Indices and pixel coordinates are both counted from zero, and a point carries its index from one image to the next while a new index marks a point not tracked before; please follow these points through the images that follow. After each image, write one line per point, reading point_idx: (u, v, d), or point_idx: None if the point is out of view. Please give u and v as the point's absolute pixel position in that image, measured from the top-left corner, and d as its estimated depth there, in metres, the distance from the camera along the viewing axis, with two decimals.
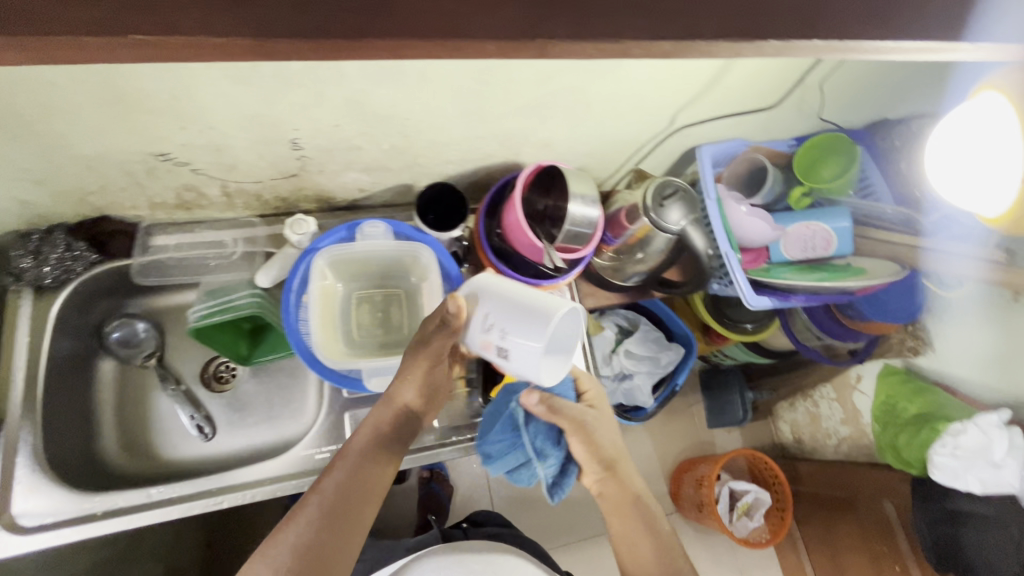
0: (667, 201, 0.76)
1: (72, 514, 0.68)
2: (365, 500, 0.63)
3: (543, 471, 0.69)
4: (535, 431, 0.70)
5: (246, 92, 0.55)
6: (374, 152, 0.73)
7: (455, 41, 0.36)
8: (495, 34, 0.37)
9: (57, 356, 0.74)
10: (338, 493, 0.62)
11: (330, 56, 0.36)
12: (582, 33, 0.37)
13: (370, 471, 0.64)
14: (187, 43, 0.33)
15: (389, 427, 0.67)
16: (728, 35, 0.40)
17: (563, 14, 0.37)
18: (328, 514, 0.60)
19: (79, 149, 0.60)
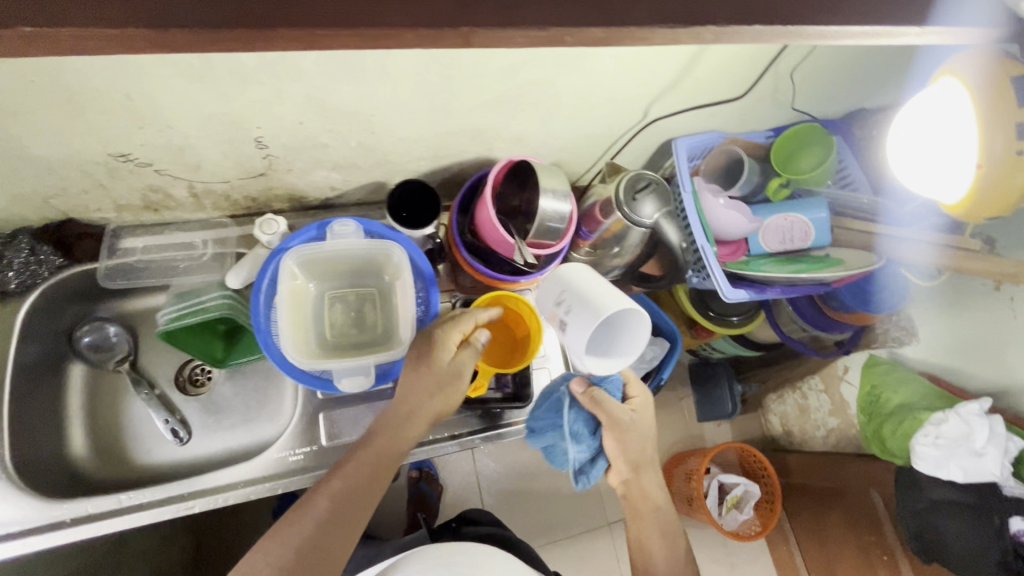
0: (640, 194, 0.76)
1: (39, 521, 0.67)
2: (365, 507, 0.65)
3: (575, 454, 0.72)
4: (577, 419, 0.73)
5: (201, 89, 0.55)
6: (342, 149, 0.72)
7: (373, 30, 0.36)
8: (415, 23, 0.36)
9: (26, 362, 0.73)
10: (340, 501, 0.64)
11: (244, 48, 0.35)
12: (509, 21, 0.37)
13: (370, 478, 0.65)
14: (90, 36, 0.32)
15: (394, 436, 0.67)
16: (663, 21, 0.39)
17: (488, 4, 0.37)
18: (329, 522, 0.63)
19: (36, 151, 0.59)
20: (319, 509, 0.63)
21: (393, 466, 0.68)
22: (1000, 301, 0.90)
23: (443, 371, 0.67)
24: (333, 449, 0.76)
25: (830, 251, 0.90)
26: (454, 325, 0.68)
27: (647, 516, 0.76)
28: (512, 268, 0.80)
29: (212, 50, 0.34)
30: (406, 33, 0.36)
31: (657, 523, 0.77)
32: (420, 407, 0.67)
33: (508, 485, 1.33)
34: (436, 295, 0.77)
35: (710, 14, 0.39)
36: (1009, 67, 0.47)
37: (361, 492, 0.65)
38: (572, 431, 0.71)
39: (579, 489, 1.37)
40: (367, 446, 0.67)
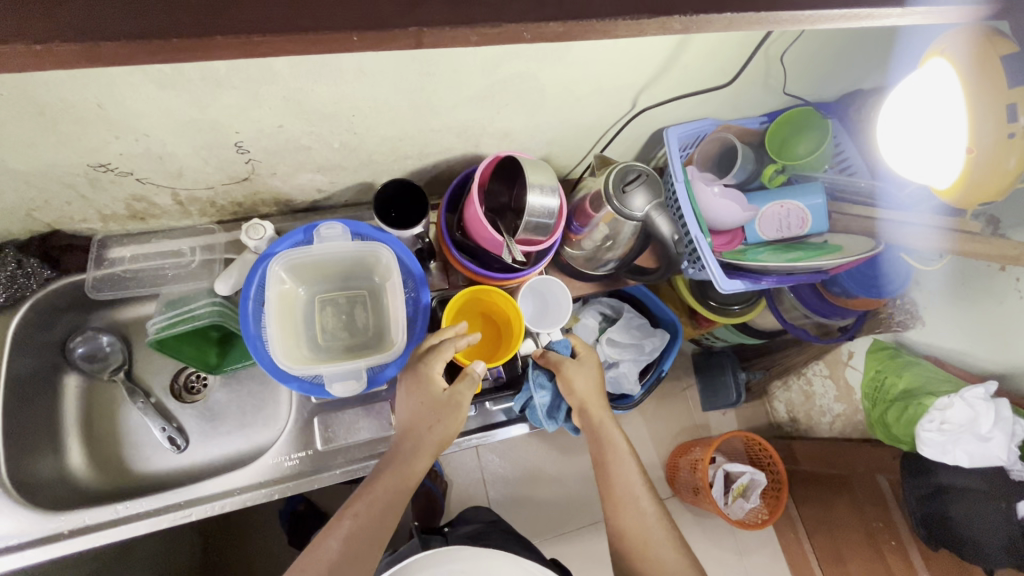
0: (630, 187, 0.74)
1: (39, 534, 0.68)
2: (381, 539, 0.65)
3: (537, 400, 0.79)
4: (535, 371, 0.81)
5: (174, 96, 0.54)
6: (325, 151, 0.71)
7: (321, 33, 0.34)
8: (359, 25, 0.35)
9: (19, 375, 0.74)
10: (353, 540, 0.63)
11: (187, 58, 0.34)
12: (458, 19, 0.36)
13: (384, 505, 0.66)
14: (27, 53, 0.31)
15: (405, 463, 0.69)
16: (628, 12, 0.38)
17: (436, 3, 0.36)
18: (344, 561, 0.62)
19: (12, 164, 0.59)
20: (333, 550, 0.63)
21: (405, 501, 0.68)
22: (1006, 283, 0.88)
23: (440, 400, 0.70)
24: (328, 453, 0.76)
25: (828, 238, 0.88)
26: (437, 356, 0.70)
27: (602, 447, 0.76)
28: (502, 265, 0.78)
29: (144, 61, 0.33)
30: (349, 34, 0.35)
31: (613, 453, 0.75)
32: (423, 440, 0.70)
33: (512, 481, 1.33)
34: (427, 296, 0.76)
35: (677, 4, 0.38)
36: (1000, 46, 0.45)
37: (374, 529, 0.65)
38: (530, 381, 0.80)
39: (583, 482, 1.37)
40: (376, 483, 0.68)
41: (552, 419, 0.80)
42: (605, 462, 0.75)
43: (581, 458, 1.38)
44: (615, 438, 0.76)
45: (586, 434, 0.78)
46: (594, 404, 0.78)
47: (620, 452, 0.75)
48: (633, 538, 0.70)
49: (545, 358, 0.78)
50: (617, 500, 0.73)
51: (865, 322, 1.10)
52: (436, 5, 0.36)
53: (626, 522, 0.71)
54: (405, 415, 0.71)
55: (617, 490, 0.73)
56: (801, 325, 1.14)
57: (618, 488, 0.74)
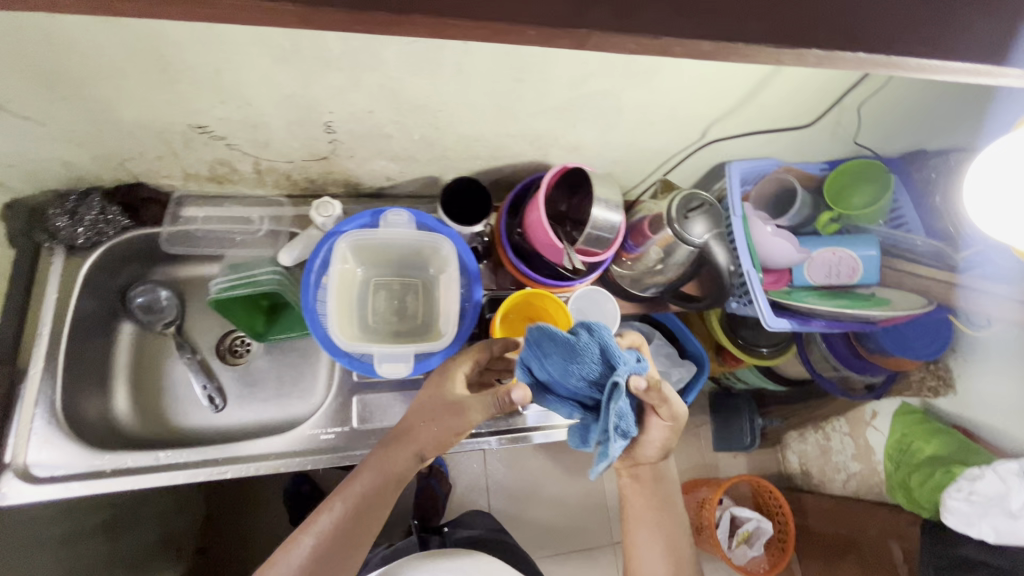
0: (692, 214, 0.75)
1: (81, 469, 0.68)
2: (355, 539, 0.65)
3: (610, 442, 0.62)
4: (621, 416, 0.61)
5: (286, 71, 0.57)
6: (404, 141, 0.74)
7: (500, 23, 0.37)
8: (540, 21, 0.37)
9: (85, 314, 0.77)
10: (329, 540, 0.64)
11: (373, 31, 0.37)
12: (623, 26, 0.38)
13: (363, 509, 0.66)
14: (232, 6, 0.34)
15: (389, 463, 0.67)
16: (775, 40, 0.40)
17: (607, 7, 0.38)
18: (317, 560, 0.63)
19: (122, 116, 0.62)
20: (306, 549, 0.64)
21: (387, 500, 0.68)
22: None
23: (445, 402, 0.67)
24: (363, 433, 0.77)
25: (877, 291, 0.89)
26: (470, 355, 0.71)
27: (641, 506, 0.75)
28: (554, 273, 0.79)
29: (350, 28, 0.36)
30: (478, 23, 0.37)
31: (652, 516, 0.74)
32: (413, 438, 0.68)
33: (517, 493, 1.34)
34: (479, 292, 0.77)
35: (819, 39, 0.40)
36: None
37: (350, 528, 0.65)
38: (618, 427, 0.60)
39: (587, 504, 1.36)
40: (354, 479, 0.67)
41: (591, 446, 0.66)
42: (655, 520, 0.74)
43: (588, 480, 1.37)
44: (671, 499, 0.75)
45: (646, 482, 0.76)
46: (647, 467, 0.76)
47: (673, 518, 0.75)
48: None
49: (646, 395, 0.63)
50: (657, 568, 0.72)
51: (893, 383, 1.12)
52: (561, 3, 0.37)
53: None
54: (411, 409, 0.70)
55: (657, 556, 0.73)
56: (829, 376, 1.16)
57: (645, 550, 0.74)
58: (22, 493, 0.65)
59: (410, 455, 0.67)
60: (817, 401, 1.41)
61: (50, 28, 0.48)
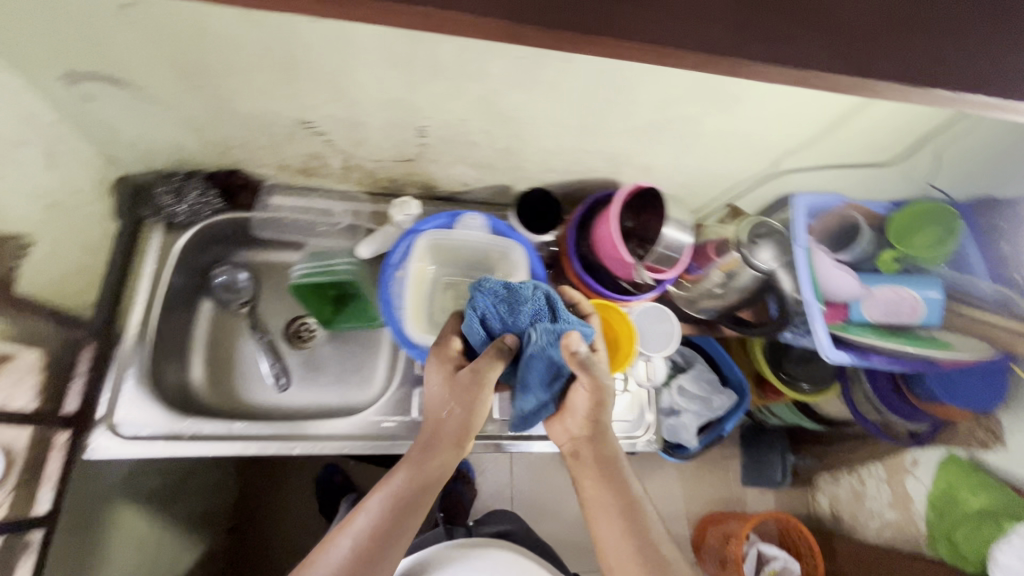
0: (760, 240, 0.78)
1: (165, 432, 0.72)
2: (397, 537, 0.63)
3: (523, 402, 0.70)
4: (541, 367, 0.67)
5: (397, 76, 0.62)
6: (486, 150, 0.78)
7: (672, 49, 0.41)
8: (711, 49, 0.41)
9: (173, 288, 0.82)
10: (369, 538, 0.61)
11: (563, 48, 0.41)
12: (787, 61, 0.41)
13: (402, 506, 0.64)
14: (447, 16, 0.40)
15: (424, 456, 0.67)
16: None
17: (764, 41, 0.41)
18: (357, 559, 0.60)
19: (240, 109, 0.68)
20: (344, 548, 0.61)
21: (426, 497, 0.66)
22: None
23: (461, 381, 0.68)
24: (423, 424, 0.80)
25: (936, 333, 0.88)
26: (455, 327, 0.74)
27: (596, 489, 0.70)
28: (617, 286, 0.82)
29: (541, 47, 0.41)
30: None
31: (608, 498, 0.68)
32: (444, 426, 0.69)
33: (541, 502, 1.36)
34: None
35: (942, 79, 0.43)
36: None
37: (390, 525, 0.63)
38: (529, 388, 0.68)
39: None
40: (392, 476, 0.66)
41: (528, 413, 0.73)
42: (606, 499, 0.68)
43: None
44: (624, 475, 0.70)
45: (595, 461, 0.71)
46: (588, 445, 0.72)
47: (631, 496, 0.69)
48: None
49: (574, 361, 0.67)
50: (615, 546, 0.65)
51: (939, 433, 1.08)
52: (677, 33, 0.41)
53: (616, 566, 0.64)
54: (431, 400, 0.71)
55: (618, 537, 0.65)
56: (872, 418, 1.15)
57: (608, 533, 0.66)
58: (112, 448, 0.70)
59: (441, 446, 0.68)
60: (852, 445, 1.38)
61: (204, 25, 0.53)
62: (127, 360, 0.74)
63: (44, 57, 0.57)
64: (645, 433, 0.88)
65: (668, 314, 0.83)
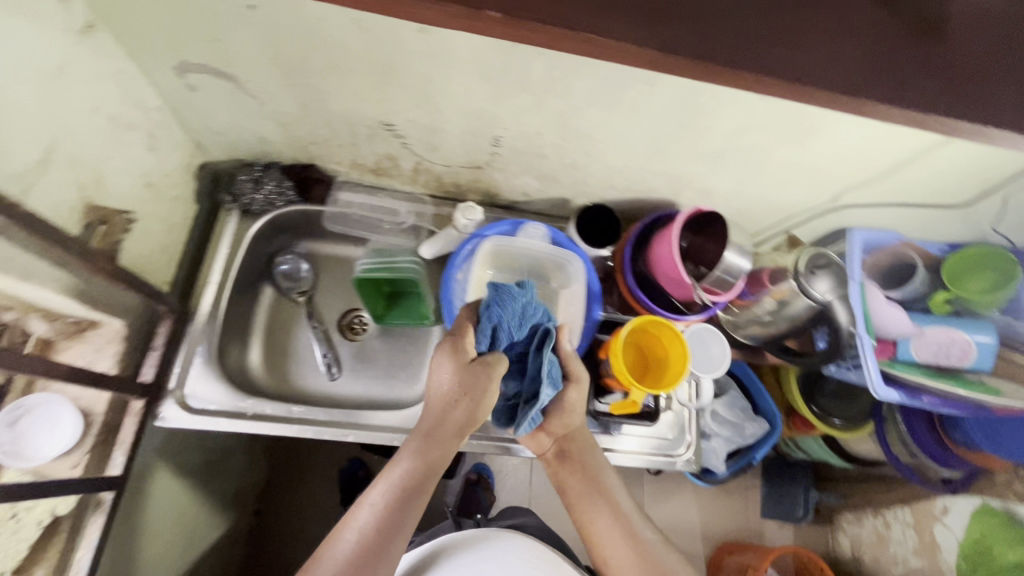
0: (817, 272, 0.79)
1: (229, 408, 0.76)
2: (403, 526, 0.65)
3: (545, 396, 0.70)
4: (553, 363, 0.71)
5: (486, 88, 0.65)
6: (554, 163, 0.80)
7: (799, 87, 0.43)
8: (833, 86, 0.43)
9: (242, 272, 0.86)
10: (380, 530, 0.63)
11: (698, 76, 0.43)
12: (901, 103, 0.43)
13: (408, 497, 0.66)
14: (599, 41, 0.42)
15: (426, 447, 0.68)
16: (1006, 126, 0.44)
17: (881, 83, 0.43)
18: (370, 549, 0.62)
19: (329, 108, 0.71)
20: (355, 541, 0.62)
21: (429, 485, 0.68)
22: None
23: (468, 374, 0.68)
24: None
25: (987, 379, 0.86)
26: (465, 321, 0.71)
27: (575, 481, 0.78)
28: (669, 304, 0.84)
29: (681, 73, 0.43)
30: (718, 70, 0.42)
31: (586, 488, 0.77)
32: (448, 419, 0.68)
33: (557, 512, 1.37)
34: (598, 311, 0.82)
35: None
36: None
37: (396, 515, 0.65)
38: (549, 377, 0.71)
39: None
40: (395, 467, 0.67)
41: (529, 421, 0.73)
42: (585, 489, 0.77)
43: None
44: (598, 464, 0.79)
45: (571, 457, 0.79)
46: (569, 442, 0.79)
47: (606, 482, 0.77)
48: (611, 560, 0.73)
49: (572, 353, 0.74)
50: (597, 525, 0.75)
51: (973, 480, 1.06)
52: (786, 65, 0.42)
53: (601, 542, 0.74)
54: (432, 392, 0.70)
55: (601, 518, 0.75)
56: (903, 460, 1.12)
57: (593, 517, 0.75)
58: (183, 420, 0.73)
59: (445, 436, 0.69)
60: (879, 486, 1.36)
61: (317, 29, 0.57)
62: (196, 341, 0.78)
63: (161, 48, 0.61)
64: (686, 452, 0.89)
65: (720, 337, 0.83)
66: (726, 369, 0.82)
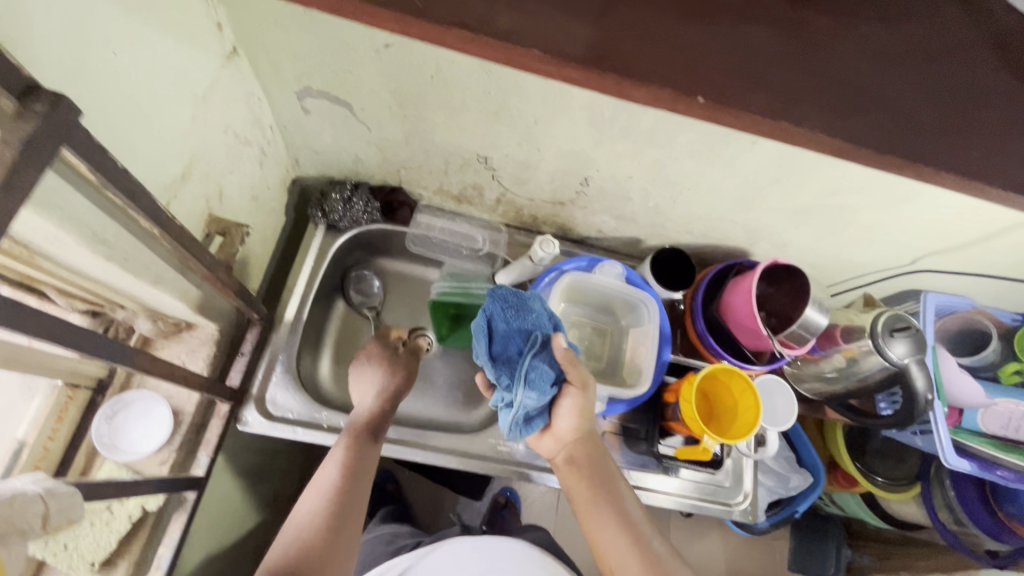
0: (898, 334, 0.77)
1: (305, 418, 0.77)
2: (344, 515, 0.63)
3: (523, 402, 0.63)
4: (538, 371, 0.63)
5: (591, 134, 0.67)
6: (637, 205, 0.82)
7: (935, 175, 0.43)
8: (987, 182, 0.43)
9: (322, 285, 0.89)
10: (324, 514, 0.62)
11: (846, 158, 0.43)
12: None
13: (348, 483, 0.65)
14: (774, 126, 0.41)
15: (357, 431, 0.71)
16: None
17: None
18: (309, 537, 0.60)
19: (431, 138, 0.74)
20: (296, 524, 0.62)
21: (367, 474, 0.68)
22: None
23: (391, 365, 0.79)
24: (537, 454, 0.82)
25: None
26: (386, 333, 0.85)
27: (583, 491, 0.67)
28: (739, 353, 0.84)
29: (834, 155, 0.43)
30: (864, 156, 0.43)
31: (596, 497, 0.66)
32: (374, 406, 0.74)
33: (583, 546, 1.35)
34: (667, 353, 0.80)
35: None
36: None
37: (333, 506, 0.63)
38: (529, 382, 0.63)
39: None
40: (328, 458, 0.68)
41: (519, 427, 0.67)
42: (597, 499, 0.66)
43: None
44: (610, 469, 0.68)
45: (577, 465, 0.68)
46: (578, 446, 0.68)
47: (618, 490, 0.67)
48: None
49: (571, 362, 0.65)
50: (606, 539, 0.64)
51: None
52: (958, 157, 0.42)
53: (611, 558, 0.63)
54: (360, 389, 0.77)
55: (613, 532, 0.63)
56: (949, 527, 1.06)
57: (604, 532, 0.64)
58: (262, 426, 0.75)
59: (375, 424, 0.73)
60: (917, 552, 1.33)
61: (446, 69, 0.59)
62: (277, 352, 0.80)
63: (291, 75, 0.64)
64: (743, 501, 0.88)
65: (787, 390, 0.81)
66: (790, 424, 0.80)
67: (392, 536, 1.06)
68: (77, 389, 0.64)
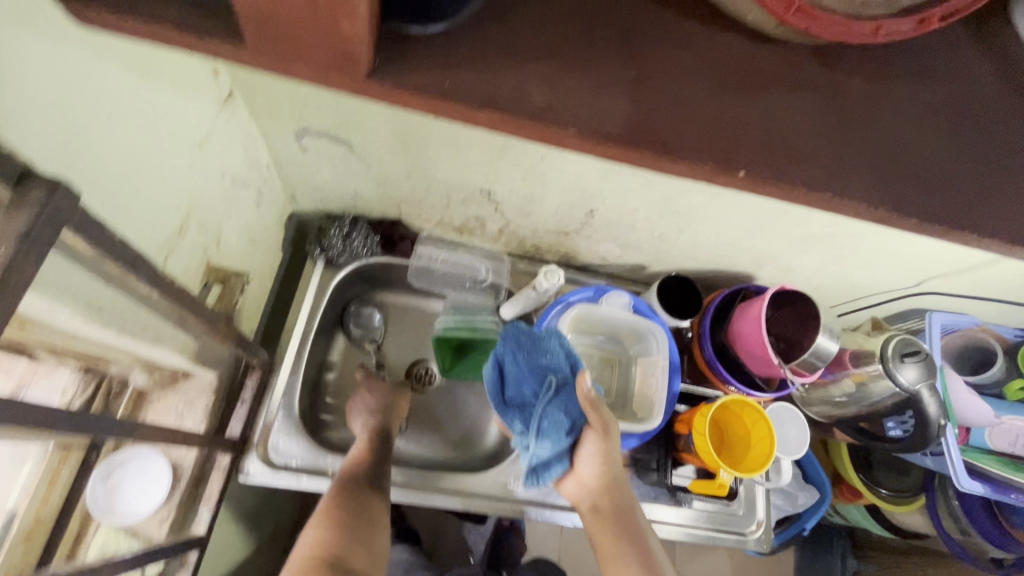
0: (908, 359, 0.77)
1: (310, 465, 0.76)
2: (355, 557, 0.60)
3: (536, 449, 0.63)
4: (553, 418, 0.63)
5: (598, 170, 0.66)
6: (642, 234, 0.81)
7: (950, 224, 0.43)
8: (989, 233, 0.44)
9: (322, 322, 0.87)
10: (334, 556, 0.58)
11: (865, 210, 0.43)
12: None
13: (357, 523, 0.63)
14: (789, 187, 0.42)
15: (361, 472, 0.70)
16: None
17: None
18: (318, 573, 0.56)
19: (434, 174, 0.73)
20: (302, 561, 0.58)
21: (374, 518, 0.65)
22: None
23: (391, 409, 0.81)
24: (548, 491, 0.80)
25: None
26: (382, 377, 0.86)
27: (610, 547, 0.60)
28: (749, 380, 0.83)
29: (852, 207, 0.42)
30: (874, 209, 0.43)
31: (622, 554, 0.58)
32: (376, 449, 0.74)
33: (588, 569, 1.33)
34: (677, 384, 0.79)
35: None
36: None
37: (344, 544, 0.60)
38: (542, 428, 0.63)
39: None
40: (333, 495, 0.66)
41: (536, 475, 0.64)
42: (623, 556, 0.58)
43: None
44: (641, 525, 0.61)
45: (603, 517, 0.62)
46: (604, 496, 0.63)
47: (648, 549, 0.59)
48: None
49: (593, 410, 0.62)
50: None
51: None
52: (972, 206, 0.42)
53: None
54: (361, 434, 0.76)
55: None
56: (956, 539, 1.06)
57: None
58: (265, 475, 0.74)
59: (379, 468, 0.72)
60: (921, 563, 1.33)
61: None
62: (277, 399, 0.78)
63: (290, 117, 0.63)
64: (756, 529, 0.87)
65: (798, 418, 0.81)
66: (803, 453, 0.80)
67: (408, 565, 1.04)
68: (70, 450, 0.59)
